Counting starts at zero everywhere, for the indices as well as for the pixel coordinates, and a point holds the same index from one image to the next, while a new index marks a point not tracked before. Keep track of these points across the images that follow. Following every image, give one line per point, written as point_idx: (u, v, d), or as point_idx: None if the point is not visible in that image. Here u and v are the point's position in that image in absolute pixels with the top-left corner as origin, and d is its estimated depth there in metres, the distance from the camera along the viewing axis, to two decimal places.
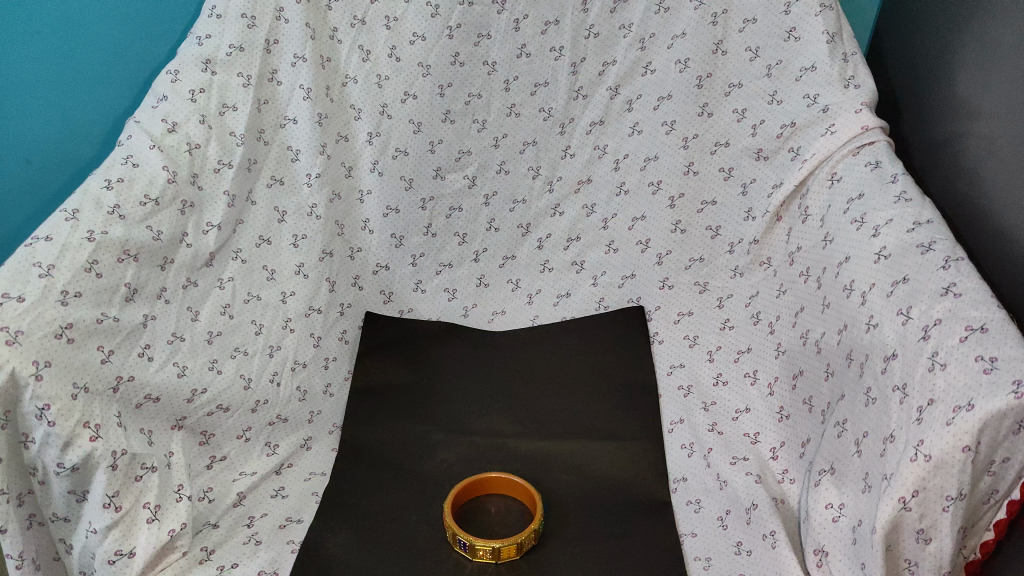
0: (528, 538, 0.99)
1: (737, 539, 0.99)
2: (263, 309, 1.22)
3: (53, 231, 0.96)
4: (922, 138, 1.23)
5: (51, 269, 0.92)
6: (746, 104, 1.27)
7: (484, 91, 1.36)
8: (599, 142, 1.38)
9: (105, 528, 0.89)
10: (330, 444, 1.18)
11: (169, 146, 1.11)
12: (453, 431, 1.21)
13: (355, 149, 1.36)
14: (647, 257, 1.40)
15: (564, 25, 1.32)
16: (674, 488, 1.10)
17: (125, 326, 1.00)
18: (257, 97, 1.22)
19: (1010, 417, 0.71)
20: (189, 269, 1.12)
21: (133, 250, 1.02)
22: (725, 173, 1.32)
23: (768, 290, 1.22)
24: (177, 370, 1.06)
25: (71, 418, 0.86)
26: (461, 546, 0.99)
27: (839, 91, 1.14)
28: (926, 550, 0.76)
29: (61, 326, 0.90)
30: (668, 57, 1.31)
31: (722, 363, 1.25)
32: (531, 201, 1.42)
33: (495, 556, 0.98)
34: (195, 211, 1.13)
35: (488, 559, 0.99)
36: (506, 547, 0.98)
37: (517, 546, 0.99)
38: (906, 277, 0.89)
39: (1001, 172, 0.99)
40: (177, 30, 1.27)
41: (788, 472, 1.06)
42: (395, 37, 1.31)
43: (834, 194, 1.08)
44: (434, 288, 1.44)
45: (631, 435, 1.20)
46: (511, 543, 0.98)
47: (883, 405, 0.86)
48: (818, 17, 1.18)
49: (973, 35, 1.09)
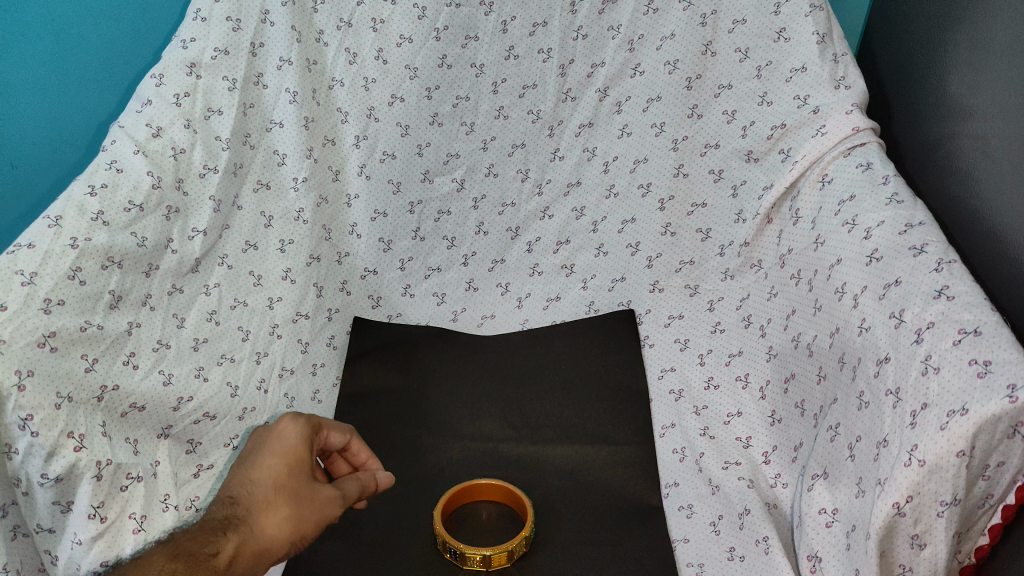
0: (518, 547, 0.98)
1: (729, 544, 0.99)
2: (249, 315, 1.21)
3: (36, 237, 0.94)
4: (914, 138, 1.22)
5: (33, 277, 0.91)
6: (736, 105, 1.26)
7: (472, 93, 1.36)
8: (588, 144, 1.37)
9: (91, 539, 0.88)
10: None
11: (153, 150, 1.09)
12: (445, 435, 1.20)
13: (342, 153, 1.35)
14: (638, 259, 1.38)
15: (552, 27, 1.30)
16: (666, 493, 1.09)
17: (109, 334, 1.00)
18: (242, 102, 1.20)
19: (1005, 421, 0.70)
20: (175, 276, 1.11)
21: (117, 257, 1.01)
22: (715, 175, 1.31)
23: (760, 292, 1.21)
24: (162, 378, 1.06)
25: (54, 428, 0.86)
26: (450, 551, 0.98)
27: (828, 92, 1.12)
28: (921, 555, 0.76)
29: (43, 335, 0.89)
30: (657, 58, 1.30)
31: (713, 366, 1.24)
32: (520, 204, 1.41)
33: (485, 563, 0.97)
34: (180, 216, 1.13)
35: (477, 567, 0.98)
36: (498, 554, 0.97)
37: (507, 553, 0.98)
38: (898, 279, 0.88)
39: (995, 173, 0.98)
40: (162, 34, 1.26)
41: (780, 476, 1.05)
42: (382, 40, 1.30)
43: (825, 196, 1.07)
44: (422, 292, 1.42)
45: (625, 440, 1.19)
46: (501, 551, 0.97)
47: (876, 410, 0.85)
48: (808, 18, 1.15)
49: (964, 35, 1.08)
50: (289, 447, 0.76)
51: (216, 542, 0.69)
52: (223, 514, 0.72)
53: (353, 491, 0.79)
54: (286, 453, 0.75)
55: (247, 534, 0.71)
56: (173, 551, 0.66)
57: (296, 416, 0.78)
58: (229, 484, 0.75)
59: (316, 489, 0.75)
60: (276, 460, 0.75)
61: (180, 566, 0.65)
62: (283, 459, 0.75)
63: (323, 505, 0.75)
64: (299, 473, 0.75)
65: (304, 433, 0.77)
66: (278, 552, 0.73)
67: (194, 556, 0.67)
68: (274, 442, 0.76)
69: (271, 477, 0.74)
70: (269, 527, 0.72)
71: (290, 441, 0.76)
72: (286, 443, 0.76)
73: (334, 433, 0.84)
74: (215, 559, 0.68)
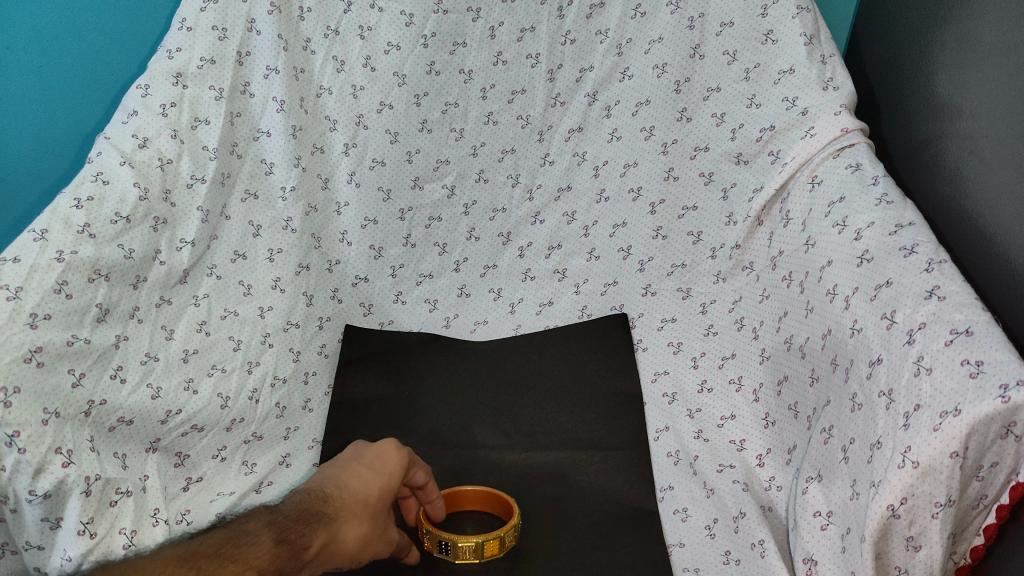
0: (510, 533, 1.00)
1: (725, 549, 0.99)
2: (240, 325, 1.20)
3: (21, 252, 0.95)
4: (904, 137, 1.22)
5: (18, 292, 0.92)
6: (725, 108, 1.25)
7: (461, 99, 1.35)
8: (577, 149, 1.37)
9: (80, 556, 0.86)
10: (309, 459, 1.14)
11: (139, 161, 1.09)
12: (436, 442, 1.19)
13: (331, 161, 1.34)
14: (630, 264, 1.36)
15: (540, 32, 1.31)
16: (662, 497, 1.09)
17: (97, 348, 1.00)
18: (229, 111, 1.19)
19: (998, 421, 0.70)
20: (163, 288, 1.12)
21: (103, 270, 1.02)
22: (706, 177, 1.29)
23: (751, 295, 1.20)
24: (151, 392, 1.06)
25: (42, 443, 0.86)
26: (440, 549, 0.99)
27: (818, 95, 1.12)
28: (916, 557, 0.76)
29: (29, 350, 0.90)
30: (646, 62, 1.29)
31: (706, 370, 1.23)
32: (511, 209, 1.40)
33: (478, 553, 0.99)
34: (168, 227, 1.12)
35: (470, 559, 0.99)
36: (490, 542, 0.98)
37: (499, 542, 0.99)
38: (889, 280, 0.88)
39: (984, 172, 0.98)
40: (148, 45, 1.25)
41: (775, 479, 1.05)
42: (370, 47, 1.30)
43: (815, 197, 1.06)
44: (414, 299, 1.41)
45: (618, 444, 1.18)
46: (492, 540, 0.98)
47: (868, 411, 0.85)
48: (795, 19, 1.15)
49: (952, 35, 1.08)
50: (391, 471, 0.87)
51: (311, 535, 0.77)
52: (321, 509, 0.80)
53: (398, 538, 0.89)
54: (385, 475, 0.86)
55: (332, 537, 0.79)
56: (278, 537, 0.74)
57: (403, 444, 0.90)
58: (328, 484, 0.84)
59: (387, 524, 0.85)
60: (376, 480, 0.85)
61: (280, 552, 0.73)
62: (381, 480, 0.85)
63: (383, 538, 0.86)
64: (386, 500, 0.85)
65: (404, 464, 0.88)
66: (335, 562, 0.81)
67: (293, 544, 0.74)
68: (380, 462, 0.87)
69: (367, 493, 0.83)
70: (348, 537, 0.80)
71: (390, 472, 0.86)
72: (389, 465, 0.87)
73: (422, 473, 0.94)
74: (306, 552, 0.75)
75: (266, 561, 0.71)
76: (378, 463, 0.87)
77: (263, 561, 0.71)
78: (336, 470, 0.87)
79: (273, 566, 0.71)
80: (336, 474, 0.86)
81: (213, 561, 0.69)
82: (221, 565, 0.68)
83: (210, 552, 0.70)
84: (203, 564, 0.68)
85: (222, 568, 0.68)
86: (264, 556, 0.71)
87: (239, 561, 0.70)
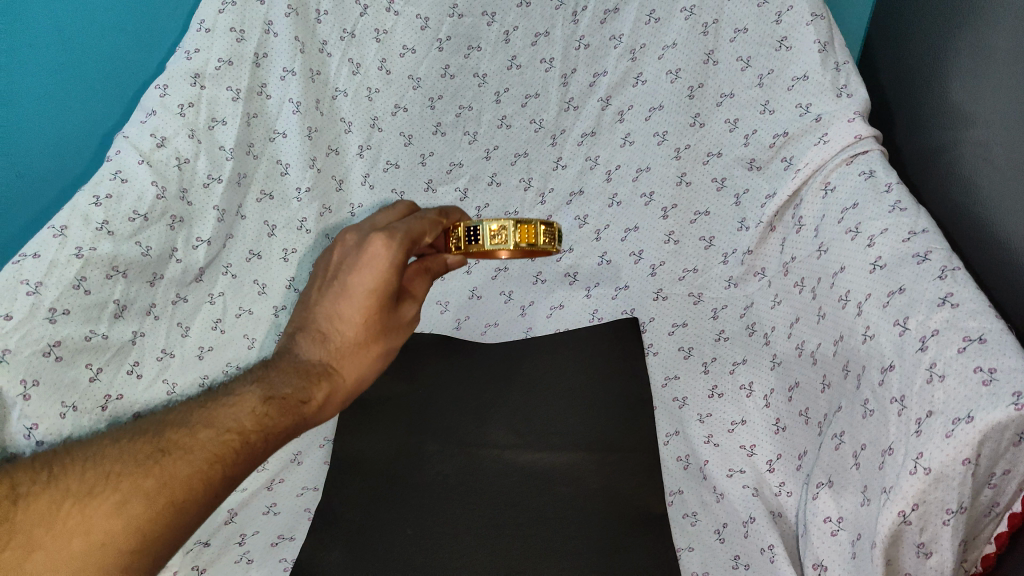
0: (543, 225, 1.07)
1: (735, 552, 1.08)
2: (254, 323, 1.21)
3: (41, 248, 1.00)
4: (916, 144, 1.23)
5: (39, 287, 0.98)
6: (738, 113, 1.24)
7: (475, 103, 1.36)
8: (590, 153, 1.37)
9: None
10: (320, 458, 1.24)
11: (158, 160, 1.10)
12: (450, 441, 1.25)
13: (345, 163, 1.33)
14: (641, 267, 1.33)
15: (554, 36, 1.33)
16: (671, 501, 1.16)
17: (114, 343, 1.06)
18: (246, 112, 1.19)
19: (1011, 430, 0.70)
20: (179, 285, 1.15)
21: (121, 266, 1.06)
22: (718, 183, 1.28)
23: (763, 300, 1.20)
24: (167, 387, 1.12)
25: (59, 437, 0.98)
26: (471, 238, 1.05)
27: (831, 100, 1.12)
28: (927, 564, 0.76)
29: (49, 343, 0.98)
30: (659, 67, 1.29)
31: (718, 374, 1.23)
32: (523, 212, 1.38)
33: (512, 238, 1.05)
34: (185, 226, 1.14)
35: (509, 241, 1.05)
36: (523, 228, 1.05)
37: (533, 228, 1.06)
38: (902, 287, 0.88)
39: (996, 180, 0.99)
40: (166, 45, 1.29)
41: (785, 484, 1.08)
42: (385, 50, 1.31)
43: (828, 203, 1.07)
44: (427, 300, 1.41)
45: (630, 446, 1.21)
46: (528, 223, 1.06)
47: (880, 417, 0.85)
48: (810, 26, 1.13)
49: (964, 42, 1.08)
50: (380, 280, 0.90)
51: (312, 389, 0.84)
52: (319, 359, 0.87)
53: (420, 294, 1.00)
54: (378, 288, 0.90)
55: (334, 384, 0.87)
56: (267, 396, 0.81)
57: (390, 241, 0.91)
58: (319, 316, 0.90)
59: (398, 313, 0.95)
60: (369, 296, 0.90)
61: (271, 410, 0.80)
62: (375, 292, 0.90)
63: (399, 323, 0.96)
64: (381, 311, 0.91)
65: (393, 266, 0.90)
66: (359, 380, 0.91)
67: (284, 402, 0.81)
68: (369, 270, 0.90)
69: (363, 315, 0.90)
70: (355, 367, 0.90)
71: (380, 280, 0.90)
72: (379, 277, 0.90)
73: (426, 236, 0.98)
74: (304, 407, 0.83)
75: (258, 418, 0.79)
76: (368, 273, 0.90)
77: (246, 424, 0.78)
78: (325, 291, 0.92)
79: (260, 426, 0.79)
80: (325, 299, 0.91)
81: (186, 429, 0.76)
82: (194, 432, 0.76)
83: (190, 419, 0.77)
84: (173, 433, 0.75)
85: (195, 435, 0.76)
86: (248, 418, 0.78)
87: (219, 425, 0.77)
